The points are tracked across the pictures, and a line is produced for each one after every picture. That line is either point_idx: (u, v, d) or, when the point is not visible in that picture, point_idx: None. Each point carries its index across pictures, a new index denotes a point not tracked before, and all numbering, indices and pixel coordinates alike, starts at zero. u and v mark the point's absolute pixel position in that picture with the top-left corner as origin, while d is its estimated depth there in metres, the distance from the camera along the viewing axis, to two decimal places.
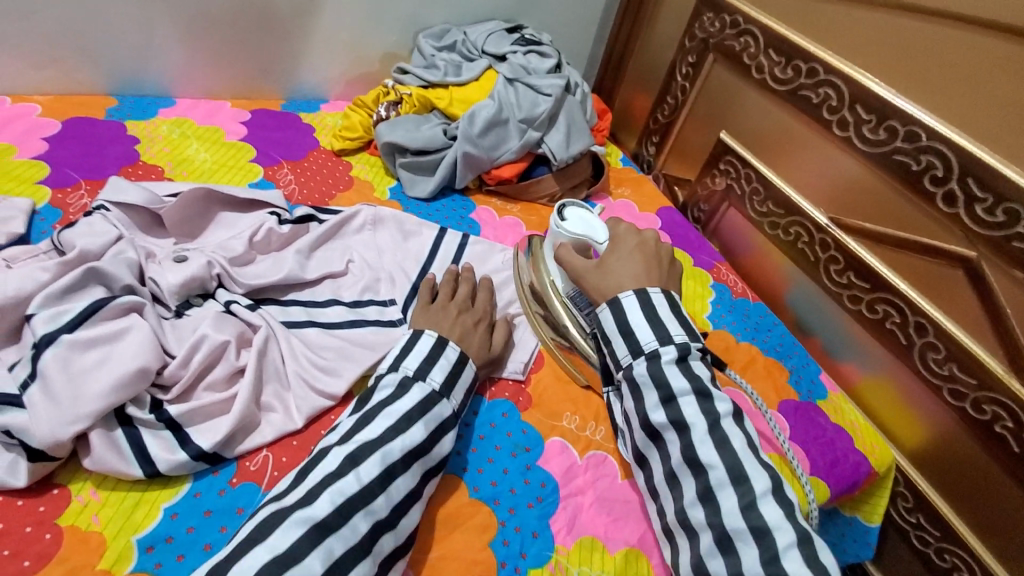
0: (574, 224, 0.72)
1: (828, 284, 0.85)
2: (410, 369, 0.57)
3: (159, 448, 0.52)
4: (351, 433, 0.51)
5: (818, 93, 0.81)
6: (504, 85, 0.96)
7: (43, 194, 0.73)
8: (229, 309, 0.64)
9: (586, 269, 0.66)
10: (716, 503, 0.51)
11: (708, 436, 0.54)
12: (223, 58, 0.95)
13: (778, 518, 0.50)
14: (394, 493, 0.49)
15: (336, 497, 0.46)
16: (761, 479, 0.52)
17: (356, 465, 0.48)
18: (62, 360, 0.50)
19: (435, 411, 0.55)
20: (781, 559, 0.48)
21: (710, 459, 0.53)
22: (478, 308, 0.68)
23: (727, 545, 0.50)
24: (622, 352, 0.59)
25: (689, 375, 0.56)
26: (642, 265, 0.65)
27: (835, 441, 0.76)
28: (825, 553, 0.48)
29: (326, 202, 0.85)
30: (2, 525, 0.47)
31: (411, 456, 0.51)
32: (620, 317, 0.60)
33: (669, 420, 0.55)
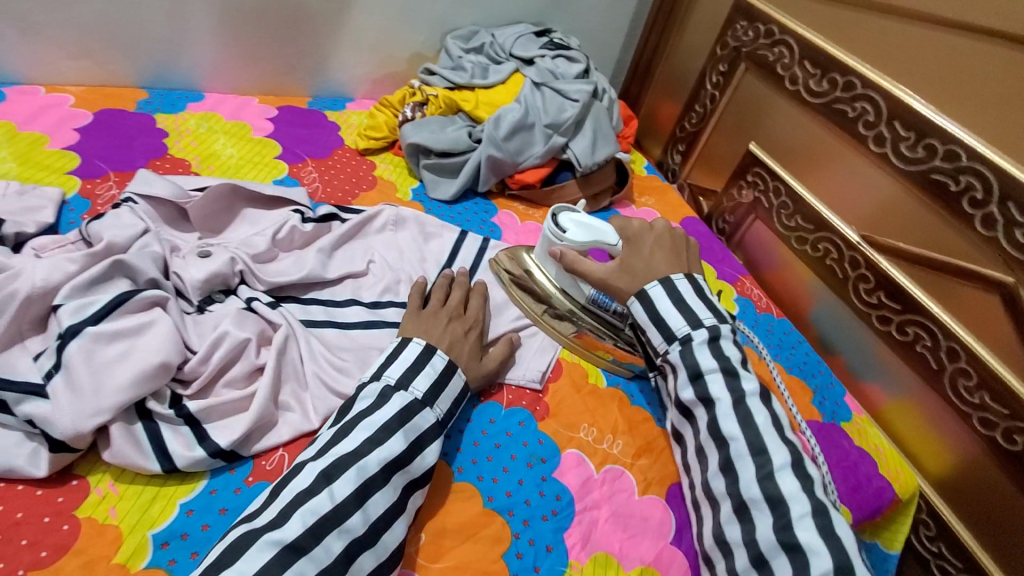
0: (578, 231, 0.69)
1: (856, 304, 0.83)
2: (392, 378, 0.56)
3: (177, 444, 0.52)
4: (327, 448, 0.50)
5: (854, 108, 0.79)
6: (531, 89, 0.95)
7: (73, 184, 0.74)
8: (251, 306, 0.64)
9: (609, 273, 0.64)
10: (735, 473, 0.53)
11: (731, 411, 0.54)
12: (252, 54, 0.95)
13: (793, 490, 0.50)
14: (370, 511, 0.48)
15: (307, 516, 0.45)
16: (781, 452, 0.52)
17: (329, 482, 0.48)
18: (86, 352, 0.51)
19: (415, 422, 0.54)
20: (794, 528, 0.49)
21: (732, 433, 0.54)
22: (469, 316, 0.67)
23: (744, 513, 0.52)
24: (658, 340, 0.59)
25: (719, 355, 0.57)
26: (666, 263, 0.63)
27: (859, 465, 0.74)
28: (839, 524, 0.48)
29: (349, 201, 0.85)
30: (21, 514, 0.47)
31: (389, 469, 0.50)
32: (651, 308, 0.59)
33: (697, 397, 0.56)
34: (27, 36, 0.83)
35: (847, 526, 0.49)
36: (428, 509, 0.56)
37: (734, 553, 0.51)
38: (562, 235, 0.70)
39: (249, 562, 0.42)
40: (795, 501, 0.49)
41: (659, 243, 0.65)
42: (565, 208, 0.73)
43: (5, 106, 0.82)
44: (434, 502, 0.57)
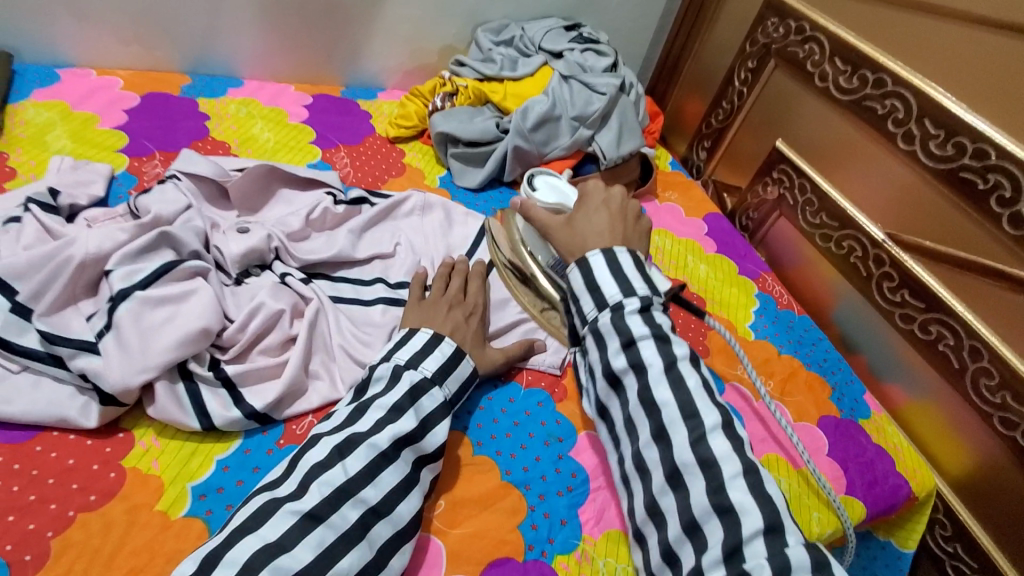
0: (548, 192, 0.86)
1: (879, 302, 0.83)
2: (402, 358, 0.58)
3: (215, 403, 0.55)
4: (345, 425, 0.52)
5: (884, 105, 0.79)
6: (559, 81, 0.96)
7: (121, 161, 0.77)
8: (284, 281, 0.67)
9: (553, 224, 0.64)
10: (668, 440, 0.51)
11: (663, 376, 0.53)
12: (291, 43, 0.99)
13: (725, 450, 0.50)
14: (382, 485, 0.50)
15: (323, 487, 0.47)
16: (711, 414, 0.52)
17: (343, 457, 0.50)
18: (134, 314, 0.54)
19: (423, 400, 0.55)
20: (726, 489, 0.48)
21: (663, 398, 0.52)
22: (468, 301, 0.68)
23: (677, 480, 0.50)
24: (588, 307, 0.58)
25: (650, 323, 0.56)
26: (607, 222, 0.63)
27: (875, 462, 0.74)
28: (768, 482, 0.48)
29: (379, 185, 0.88)
30: (74, 461, 0.51)
31: (399, 444, 0.52)
32: (587, 273, 0.58)
33: (628, 363, 0.54)
34: (81, 21, 0.87)
35: (774, 484, 0.49)
36: (447, 480, 0.58)
37: (666, 520, 0.50)
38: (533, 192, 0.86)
39: (273, 527, 0.45)
40: (727, 462, 0.48)
41: (604, 203, 0.65)
42: (541, 171, 0.91)
43: (60, 87, 0.87)
44: (453, 473, 0.59)
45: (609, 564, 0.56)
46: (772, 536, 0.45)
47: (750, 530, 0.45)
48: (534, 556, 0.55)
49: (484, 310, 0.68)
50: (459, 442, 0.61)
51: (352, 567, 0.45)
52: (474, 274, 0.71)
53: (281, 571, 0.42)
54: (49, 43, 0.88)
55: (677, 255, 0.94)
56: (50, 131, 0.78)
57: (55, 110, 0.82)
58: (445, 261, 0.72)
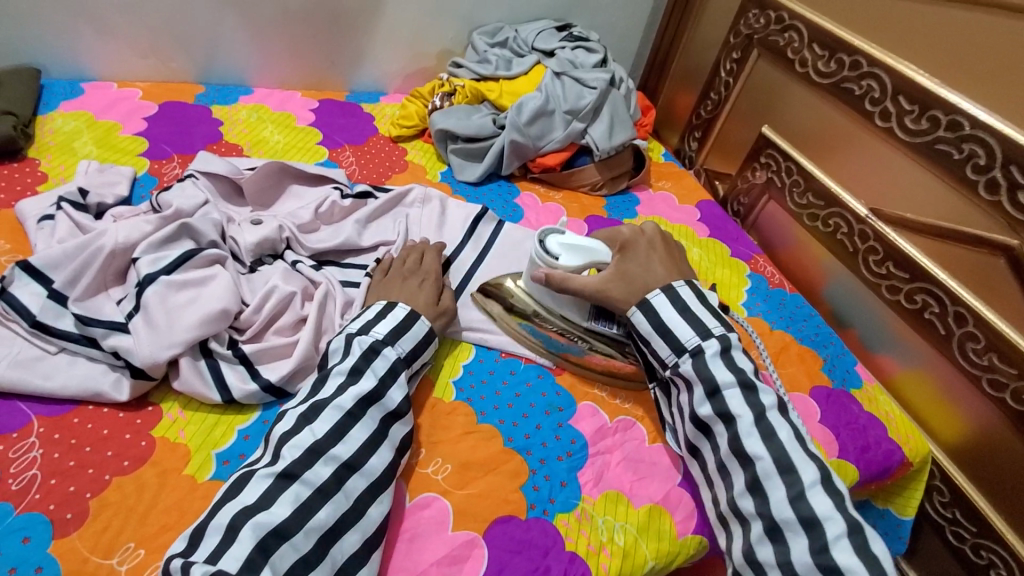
0: (571, 255, 0.67)
1: (866, 275, 0.86)
2: (354, 328, 0.61)
3: (234, 377, 0.59)
4: (310, 395, 0.56)
5: (861, 86, 0.82)
6: (552, 78, 1.01)
7: (142, 164, 0.83)
8: (296, 268, 0.71)
9: (609, 281, 0.66)
10: (765, 494, 0.54)
11: (754, 428, 0.57)
12: (296, 51, 1.04)
13: (827, 508, 0.52)
14: (351, 442, 0.53)
15: (293, 450, 0.51)
16: (809, 470, 0.54)
17: (309, 422, 0.53)
18: (160, 295, 0.59)
19: (379, 360, 0.59)
20: (831, 549, 0.50)
21: (757, 451, 0.55)
22: (423, 269, 0.72)
23: (777, 534, 0.53)
24: (665, 351, 0.62)
25: (734, 368, 0.59)
26: (663, 270, 0.68)
27: (868, 428, 0.77)
28: (874, 539, 0.50)
29: (383, 181, 0.93)
30: (108, 431, 0.55)
31: (363, 403, 0.56)
32: (658, 318, 0.63)
33: (716, 413, 0.58)
34: (101, 36, 0.93)
35: (880, 540, 0.51)
36: (449, 446, 0.61)
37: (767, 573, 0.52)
38: (555, 261, 0.67)
39: (252, 491, 0.48)
40: (830, 522, 0.51)
41: (651, 246, 0.70)
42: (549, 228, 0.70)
43: (84, 99, 0.92)
44: (456, 439, 0.62)
45: (607, 522, 0.59)
46: None
47: None
48: (536, 515, 0.58)
49: (440, 274, 0.73)
50: (461, 412, 0.65)
51: (329, 517, 0.49)
52: (430, 249, 0.75)
53: (262, 526, 0.46)
54: (74, 58, 0.95)
55: None
56: (77, 139, 0.84)
57: (81, 120, 0.88)
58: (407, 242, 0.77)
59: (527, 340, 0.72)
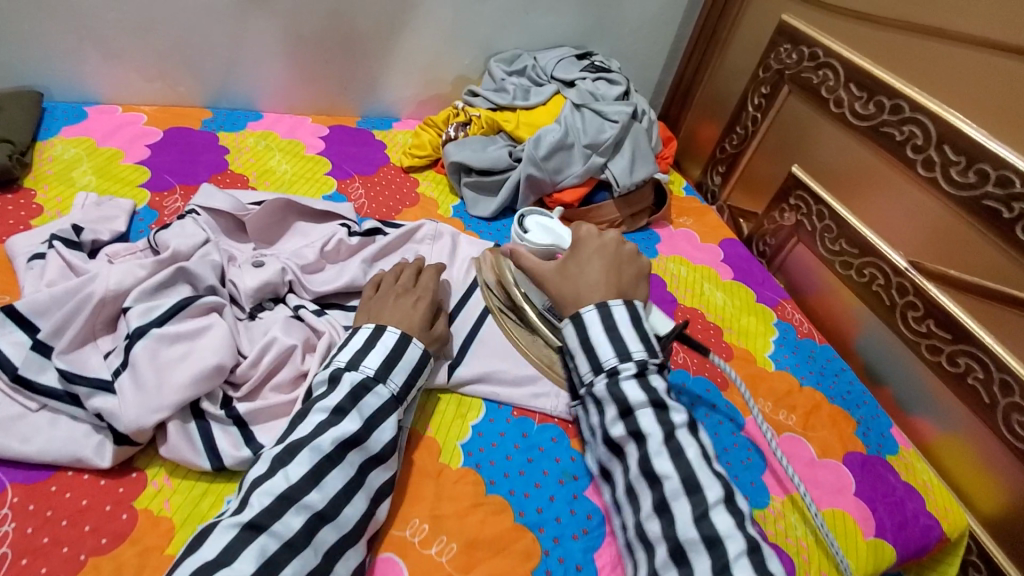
0: (537, 232, 0.77)
1: (904, 332, 0.80)
2: (342, 361, 0.57)
3: (226, 442, 0.55)
4: (287, 434, 0.52)
5: (902, 131, 0.77)
6: (571, 110, 0.97)
7: (143, 196, 0.80)
8: (297, 314, 0.67)
9: (547, 273, 0.67)
10: (670, 514, 0.52)
11: (663, 447, 0.55)
12: (309, 76, 1.01)
13: (729, 527, 0.50)
14: (327, 488, 0.49)
15: (263, 497, 0.47)
16: (713, 488, 0.53)
17: (285, 464, 0.49)
18: (150, 351, 0.54)
19: (368, 400, 0.55)
20: (731, 568, 0.48)
21: (664, 470, 0.54)
22: (419, 289, 0.67)
23: (681, 556, 0.50)
24: (585, 369, 0.61)
25: (647, 388, 0.58)
26: (602, 275, 0.65)
27: (906, 501, 0.71)
28: (771, 558, 0.49)
29: (392, 216, 0.89)
30: (87, 501, 0.51)
31: (344, 447, 0.51)
32: (583, 333, 0.61)
33: (628, 432, 0.57)
34: (108, 60, 0.91)
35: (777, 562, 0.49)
36: (453, 521, 0.57)
37: None
38: (523, 232, 0.77)
39: (213, 545, 0.44)
40: (731, 540, 0.49)
41: (599, 250, 0.67)
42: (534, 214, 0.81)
43: (88, 124, 0.90)
44: (464, 512, 0.57)
45: None
46: None
47: None
48: None
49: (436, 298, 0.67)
50: (468, 480, 0.60)
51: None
52: (428, 267, 0.70)
53: None
54: (80, 81, 0.92)
55: (693, 283, 0.93)
56: (76, 167, 0.81)
57: (82, 147, 0.85)
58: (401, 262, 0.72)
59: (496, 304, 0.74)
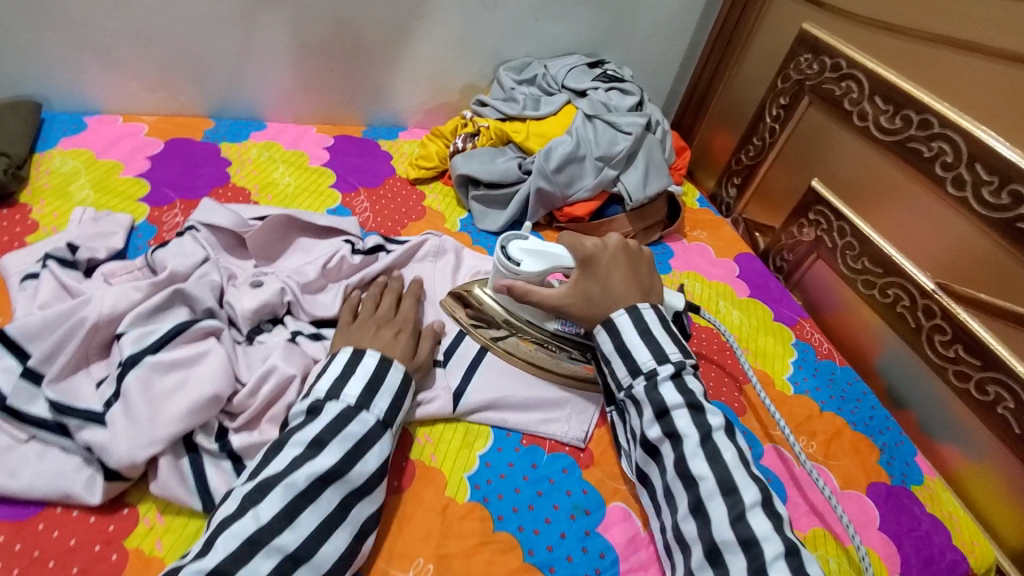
0: (532, 259, 0.65)
1: (930, 357, 0.77)
2: (321, 391, 0.54)
3: (218, 479, 0.53)
4: (257, 471, 0.49)
5: (930, 147, 0.74)
6: (583, 121, 0.94)
7: (141, 211, 0.78)
8: (295, 339, 0.64)
9: (564, 298, 0.64)
10: (706, 515, 0.51)
11: (699, 449, 0.54)
12: (314, 85, 0.98)
13: (766, 529, 0.49)
14: (301, 528, 0.47)
15: (229, 541, 0.44)
16: (750, 490, 0.52)
17: (255, 504, 0.46)
18: (143, 381, 0.52)
19: (351, 428, 0.52)
20: (769, 570, 0.47)
21: (701, 472, 0.53)
22: (399, 318, 0.65)
23: (717, 557, 0.50)
24: (622, 372, 0.60)
25: (683, 390, 0.57)
26: (624, 287, 0.63)
27: (931, 535, 0.68)
28: (810, 562, 0.48)
29: (398, 231, 0.86)
30: (75, 540, 0.49)
31: (319, 483, 0.48)
32: (617, 339, 0.60)
33: (664, 433, 0.56)
34: (108, 69, 0.89)
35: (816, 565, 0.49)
36: (457, 561, 0.54)
37: None
38: (516, 268, 0.66)
39: None
40: (768, 543, 0.48)
41: (614, 261, 0.64)
42: (511, 236, 0.68)
43: (87, 135, 0.88)
44: (470, 552, 0.55)
45: None
46: None
47: None
48: None
49: (417, 326, 0.65)
50: (474, 515, 0.57)
51: None
52: (407, 293, 0.68)
53: None
54: (80, 91, 0.90)
55: (708, 301, 0.90)
56: (74, 181, 0.79)
57: (81, 159, 0.83)
58: (378, 281, 0.70)
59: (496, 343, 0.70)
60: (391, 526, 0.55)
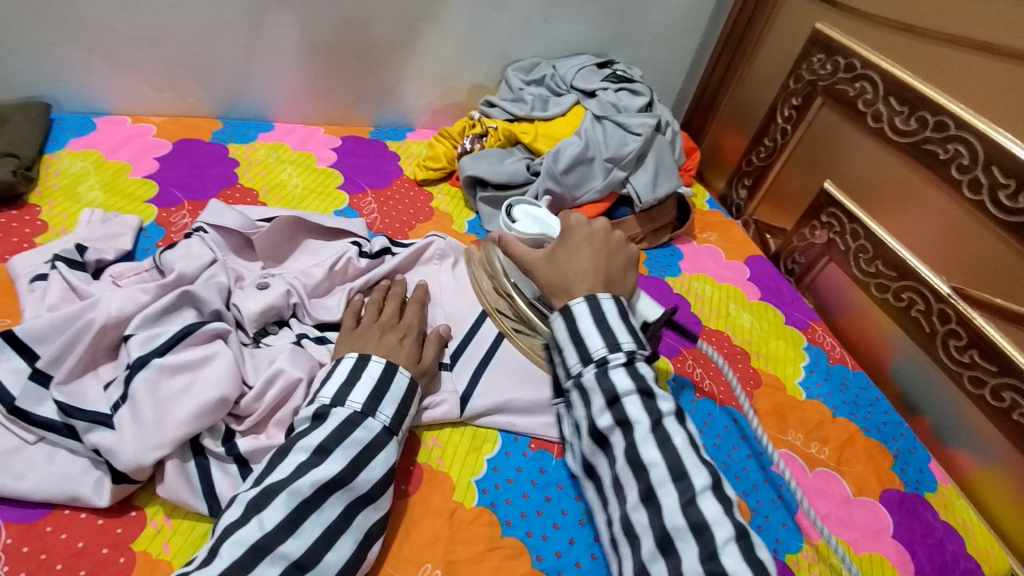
0: (526, 223, 0.73)
1: (945, 361, 0.75)
2: (326, 397, 0.53)
3: (225, 483, 0.52)
4: (262, 476, 0.49)
5: (946, 149, 0.73)
6: (592, 122, 0.93)
7: (150, 212, 0.78)
8: (300, 342, 0.64)
9: (534, 259, 0.64)
10: (657, 503, 0.50)
11: (650, 435, 0.53)
12: (321, 86, 0.98)
13: (716, 513, 0.49)
14: (305, 536, 0.46)
15: (234, 548, 0.44)
16: (700, 474, 0.51)
17: (259, 511, 0.46)
18: (151, 384, 0.52)
19: (357, 435, 0.52)
20: (719, 555, 0.46)
21: (651, 459, 0.52)
22: (403, 324, 0.64)
23: (667, 545, 0.49)
24: (573, 360, 0.58)
25: (635, 376, 0.56)
26: (591, 262, 0.63)
27: (946, 543, 0.66)
28: (759, 546, 0.48)
29: (405, 232, 0.86)
30: (83, 543, 0.49)
31: (324, 489, 0.48)
32: (571, 325, 0.59)
33: (615, 421, 0.55)
34: (118, 71, 0.89)
35: (764, 549, 0.48)
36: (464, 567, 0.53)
37: None
38: (512, 223, 0.74)
39: None
40: (718, 527, 0.47)
41: (588, 239, 0.64)
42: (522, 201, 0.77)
43: (96, 136, 0.88)
44: (478, 558, 0.54)
45: None
46: None
47: None
48: None
49: (421, 332, 0.64)
50: (482, 520, 0.57)
51: None
52: (410, 299, 0.67)
53: None
54: (89, 92, 0.91)
55: (718, 303, 0.89)
56: (83, 182, 0.80)
57: (90, 160, 0.84)
58: (380, 285, 0.69)
59: (483, 279, 0.75)
60: (398, 531, 0.55)
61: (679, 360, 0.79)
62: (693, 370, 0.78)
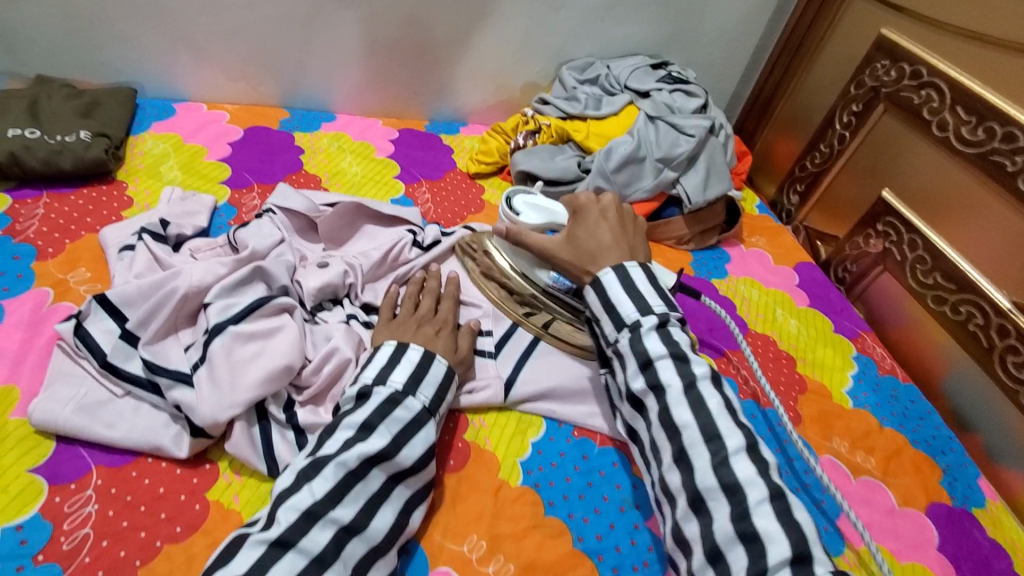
0: (531, 213, 0.81)
1: (1001, 377, 0.73)
2: (369, 378, 0.56)
3: (283, 448, 0.56)
4: (315, 448, 0.52)
5: (1015, 161, 0.71)
6: (645, 122, 0.94)
7: (223, 193, 0.83)
8: (350, 323, 0.67)
9: (554, 246, 0.65)
10: (689, 463, 0.51)
11: (683, 397, 0.53)
12: (382, 80, 1.02)
13: (750, 474, 0.49)
14: (354, 504, 0.49)
15: (288, 513, 0.47)
16: (734, 436, 0.51)
17: (309, 479, 0.49)
18: (227, 348, 0.56)
19: (397, 413, 0.54)
20: (752, 516, 0.47)
21: (684, 420, 0.52)
22: (439, 318, 0.66)
23: (699, 505, 0.50)
24: (609, 328, 0.59)
25: (667, 340, 0.56)
26: (612, 239, 0.64)
27: (992, 561, 0.64)
28: (795, 507, 0.47)
29: (457, 223, 0.89)
30: (163, 489, 0.53)
31: (369, 463, 0.50)
32: (604, 295, 0.60)
33: (648, 385, 0.55)
34: (198, 60, 0.95)
35: (802, 509, 0.48)
36: (505, 543, 0.55)
37: (693, 548, 0.49)
38: (516, 217, 0.80)
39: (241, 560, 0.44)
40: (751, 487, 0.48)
41: (603, 214, 0.67)
42: (518, 193, 0.85)
43: (175, 121, 0.94)
44: (521, 534, 0.56)
45: None
46: (798, 566, 0.44)
47: (777, 559, 0.44)
48: None
49: (456, 325, 0.66)
50: (525, 498, 0.59)
51: None
52: (446, 295, 0.69)
53: None
54: (171, 79, 0.97)
55: (765, 307, 0.88)
56: (164, 163, 0.86)
57: (170, 142, 0.90)
58: (414, 278, 0.72)
59: (470, 263, 0.77)
60: (443, 503, 0.58)
61: (723, 363, 0.79)
62: (736, 372, 0.78)
